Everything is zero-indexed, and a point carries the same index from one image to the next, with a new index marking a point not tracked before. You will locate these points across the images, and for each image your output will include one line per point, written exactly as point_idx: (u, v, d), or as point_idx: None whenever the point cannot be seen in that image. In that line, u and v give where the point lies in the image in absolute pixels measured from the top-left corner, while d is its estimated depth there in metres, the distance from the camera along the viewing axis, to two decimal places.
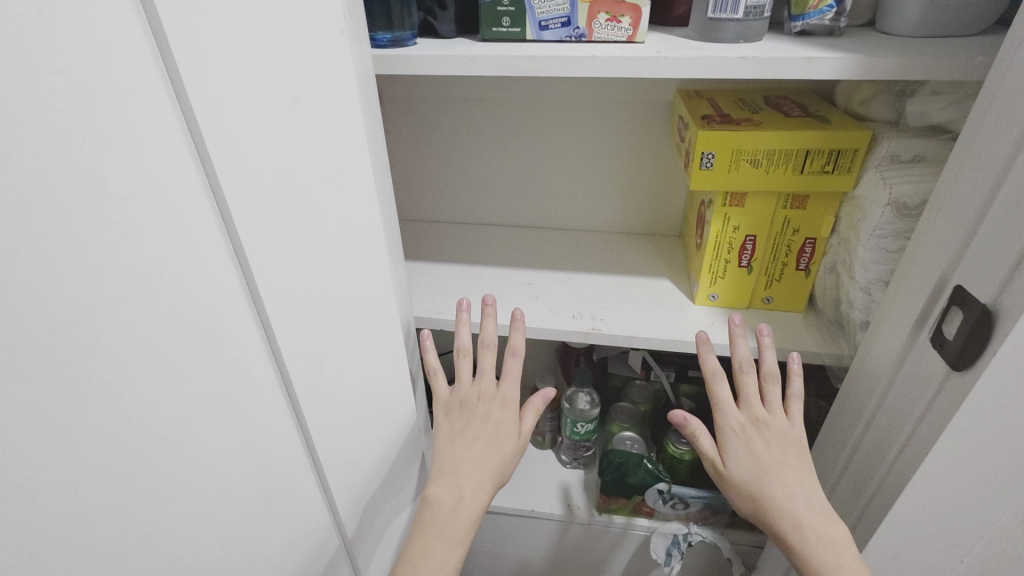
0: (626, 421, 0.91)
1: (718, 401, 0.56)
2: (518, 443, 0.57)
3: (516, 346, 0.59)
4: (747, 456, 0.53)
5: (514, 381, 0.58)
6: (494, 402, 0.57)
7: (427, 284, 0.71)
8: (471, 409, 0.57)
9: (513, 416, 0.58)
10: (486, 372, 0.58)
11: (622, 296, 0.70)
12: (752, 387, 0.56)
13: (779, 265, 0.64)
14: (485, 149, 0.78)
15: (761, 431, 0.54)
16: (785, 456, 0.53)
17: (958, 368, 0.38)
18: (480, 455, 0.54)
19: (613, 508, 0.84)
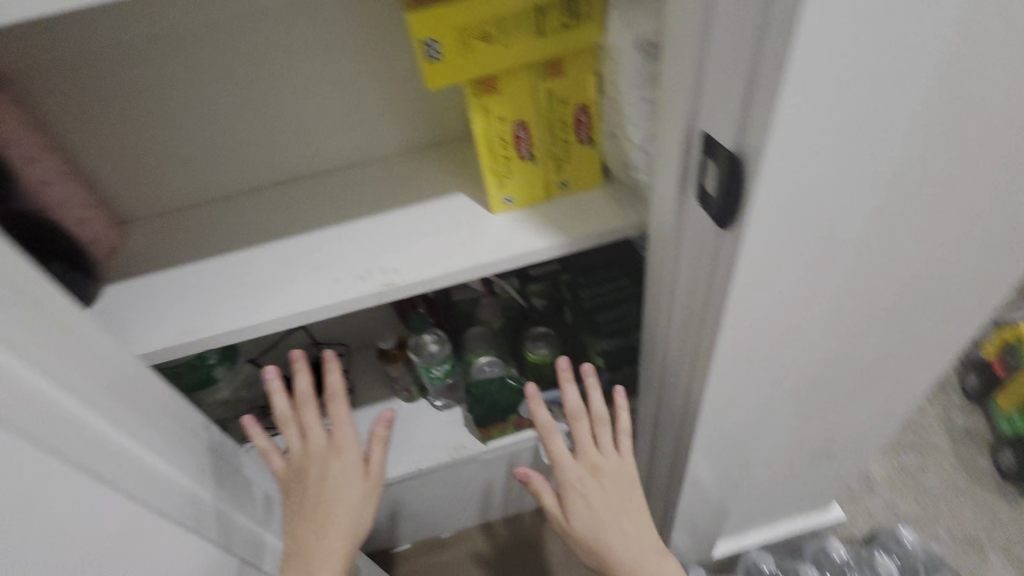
0: (482, 345, 0.84)
1: (558, 457, 0.64)
2: (366, 482, 0.62)
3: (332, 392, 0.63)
4: (584, 507, 0.63)
5: (339, 428, 0.62)
6: (327, 454, 0.61)
7: (176, 300, 0.57)
8: (306, 470, 0.61)
9: (352, 462, 0.62)
10: (313, 429, 0.63)
11: (413, 231, 0.59)
12: (585, 436, 0.64)
13: (563, 144, 0.56)
14: (194, 100, 0.60)
15: (595, 476, 0.63)
16: (615, 504, 0.62)
17: (726, 224, 0.34)
18: (329, 511, 0.59)
19: (496, 433, 0.84)
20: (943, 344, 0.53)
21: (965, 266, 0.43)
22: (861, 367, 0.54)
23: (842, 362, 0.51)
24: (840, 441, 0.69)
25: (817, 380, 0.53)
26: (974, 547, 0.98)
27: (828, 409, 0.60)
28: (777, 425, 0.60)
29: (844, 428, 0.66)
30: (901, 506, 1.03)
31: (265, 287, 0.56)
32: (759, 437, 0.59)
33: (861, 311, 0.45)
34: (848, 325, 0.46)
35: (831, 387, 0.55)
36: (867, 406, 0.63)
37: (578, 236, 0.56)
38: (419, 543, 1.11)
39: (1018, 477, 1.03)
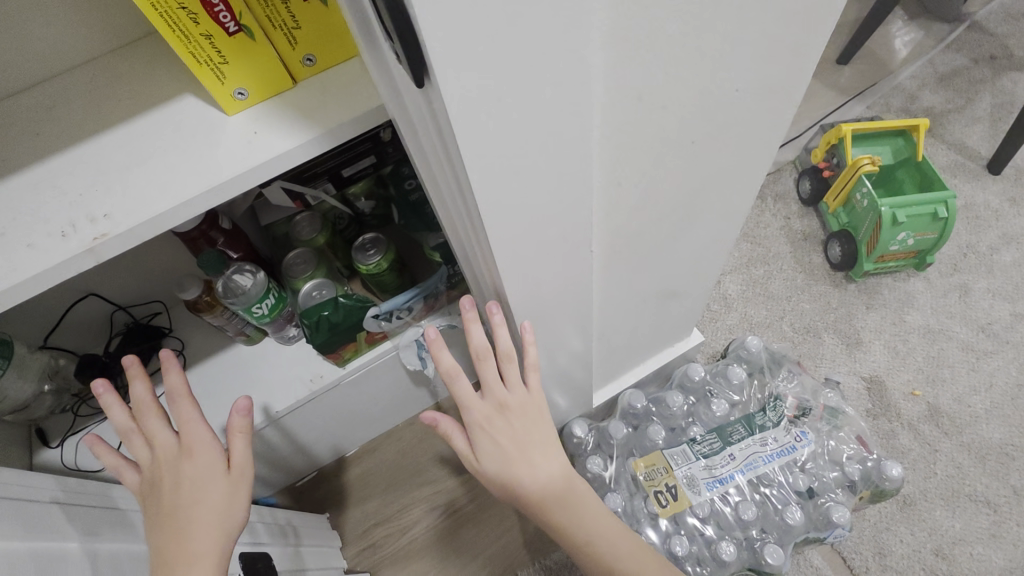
0: (307, 269, 0.73)
1: (462, 402, 0.58)
2: (230, 477, 0.52)
3: (170, 391, 0.53)
4: (493, 446, 0.60)
5: (185, 429, 0.52)
6: (176, 459, 0.52)
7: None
8: (157, 484, 0.51)
9: (208, 460, 0.52)
10: (158, 435, 0.53)
11: (130, 159, 0.46)
12: (492, 377, 0.57)
13: (278, 4, 0.43)
14: None
15: (502, 414, 0.60)
16: (522, 438, 0.60)
17: (419, 78, 0.26)
18: (187, 522, 0.49)
19: (349, 356, 0.76)
20: (746, 163, 0.51)
21: (740, 73, 0.38)
22: (669, 205, 0.51)
23: (646, 203, 0.48)
24: (678, 279, 0.70)
25: (626, 227, 0.50)
26: (811, 334, 1.11)
27: (652, 253, 0.58)
28: (604, 281, 0.58)
29: (678, 266, 0.66)
30: (753, 315, 1.13)
31: None
32: (589, 297, 0.57)
33: (643, 145, 0.40)
34: (636, 164, 0.42)
35: (646, 231, 0.53)
36: (693, 241, 0.62)
37: (338, 121, 0.45)
38: (322, 471, 1.09)
39: (844, 265, 1.14)
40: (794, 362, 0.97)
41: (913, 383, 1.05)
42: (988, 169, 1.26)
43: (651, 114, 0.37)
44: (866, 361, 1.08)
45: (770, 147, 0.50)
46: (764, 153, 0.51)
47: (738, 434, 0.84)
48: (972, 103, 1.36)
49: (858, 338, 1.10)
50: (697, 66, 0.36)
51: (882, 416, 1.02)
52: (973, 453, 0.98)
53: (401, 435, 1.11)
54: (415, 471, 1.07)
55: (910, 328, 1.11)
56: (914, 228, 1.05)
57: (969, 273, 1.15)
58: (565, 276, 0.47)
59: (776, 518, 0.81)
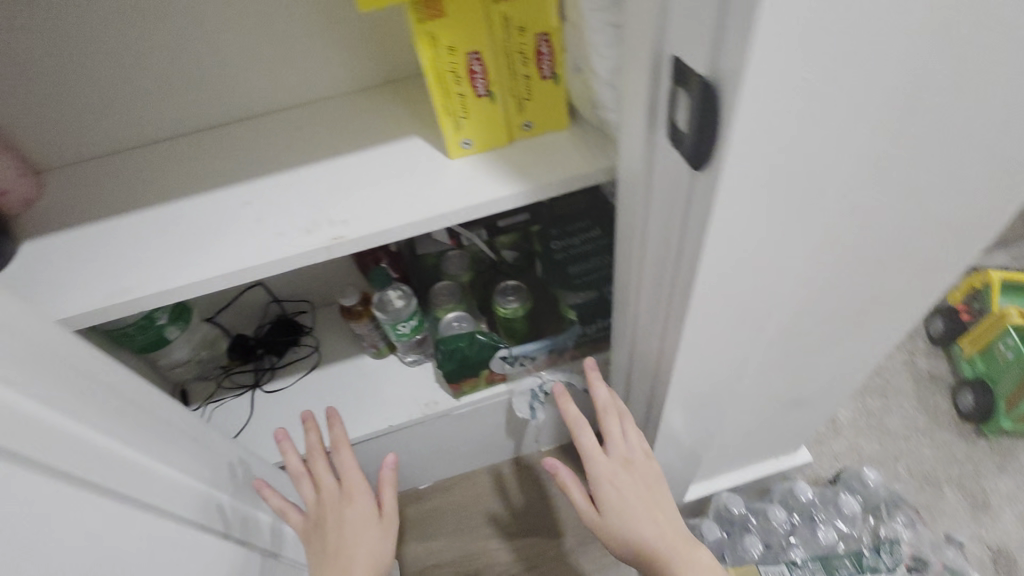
0: (450, 301, 0.80)
1: (589, 451, 0.62)
2: (382, 524, 0.60)
3: (338, 440, 0.63)
4: (619, 501, 0.60)
5: (349, 474, 0.61)
6: (341, 501, 0.60)
7: (91, 267, 0.50)
8: (325, 520, 0.59)
9: (366, 504, 0.60)
10: (325, 480, 0.62)
11: (364, 178, 0.54)
12: (615, 428, 0.62)
13: (522, 80, 0.50)
14: (105, 33, 0.53)
15: (628, 470, 0.62)
16: (649, 496, 0.61)
17: (698, 165, 0.30)
18: (351, 560, 0.56)
19: (466, 390, 0.81)
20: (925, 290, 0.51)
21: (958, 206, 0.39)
22: (838, 315, 0.51)
23: (820, 307, 0.49)
24: (810, 389, 0.69)
25: (792, 327, 0.51)
26: (929, 482, 1.02)
27: (801, 357, 0.58)
28: (749, 374, 0.58)
29: (816, 375, 0.65)
30: (864, 447, 1.06)
31: (196, 245, 0.51)
32: (731, 386, 0.58)
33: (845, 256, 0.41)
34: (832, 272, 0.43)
35: (805, 334, 0.53)
36: (841, 354, 0.61)
37: (545, 182, 0.52)
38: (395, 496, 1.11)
39: (975, 416, 1.06)
40: (912, 509, 0.89)
41: None
42: None
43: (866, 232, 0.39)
44: (992, 529, 0.97)
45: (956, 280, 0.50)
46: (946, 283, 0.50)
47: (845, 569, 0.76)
48: None
49: (984, 500, 1.00)
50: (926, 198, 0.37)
51: None
52: None
53: (476, 480, 1.12)
54: (483, 521, 1.07)
55: None
56: None
57: None
58: (730, 358, 0.49)
59: None
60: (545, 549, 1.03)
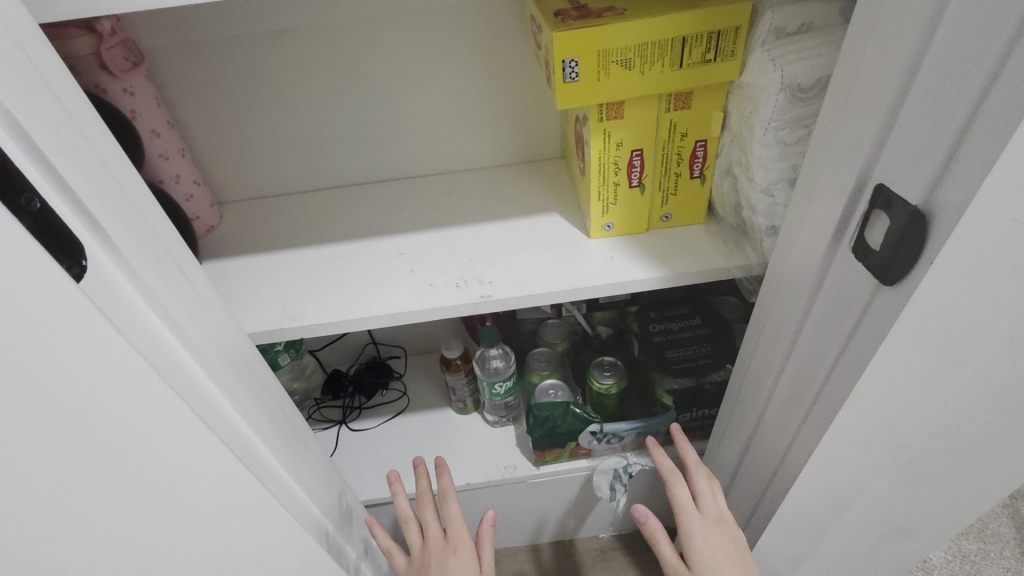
0: (545, 368, 0.82)
1: (679, 500, 0.60)
2: None
3: (445, 491, 0.65)
4: (713, 556, 0.56)
5: (454, 525, 0.62)
6: (445, 552, 0.61)
7: (263, 292, 0.57)
8: (424, 568, 0.61)
9: (467, 558, 0.60)
10: (432, 528, 0.64)
11: (509, 246, 0.59)
12: (705, 486, 0.61)
13: (672, 176, 0.56)
14: (306, 96, 0.62)
15: (720, 529, 0.58)
16: (745, 560, 0.56)
17: (887, 281, 0.32)
18: None
19: (549, 459, 0.80)
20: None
21: None
22: (976, 444, 0.50)
23: (963, 435, 0.48)
24: (921, 519, 0.65)
25: (931, 454, 0.49)
26: None
27: (927, 484, 0.56)
28: (874, 498, 0.55)
29: (935, 506, 0.62)
30: None
31: (355, 287, 0.56)
32: (852, 506, 0.55)
33: (1003, 384, 0.42)
34: (986, 399, 0.43)
35: (940, 463, 0.52)
36: (966, 485, 0.59)
37: (681, 271, 0.55)
38: None
39: None
40: None
41: None
42: None
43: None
44: None
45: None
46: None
47: None
48: None
49: None
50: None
51: None
52: None
53: (530, 559, 1.08)
54: None
55: None
56: None
57: None
58: (857, 471, 0.48)
59: None
60: None
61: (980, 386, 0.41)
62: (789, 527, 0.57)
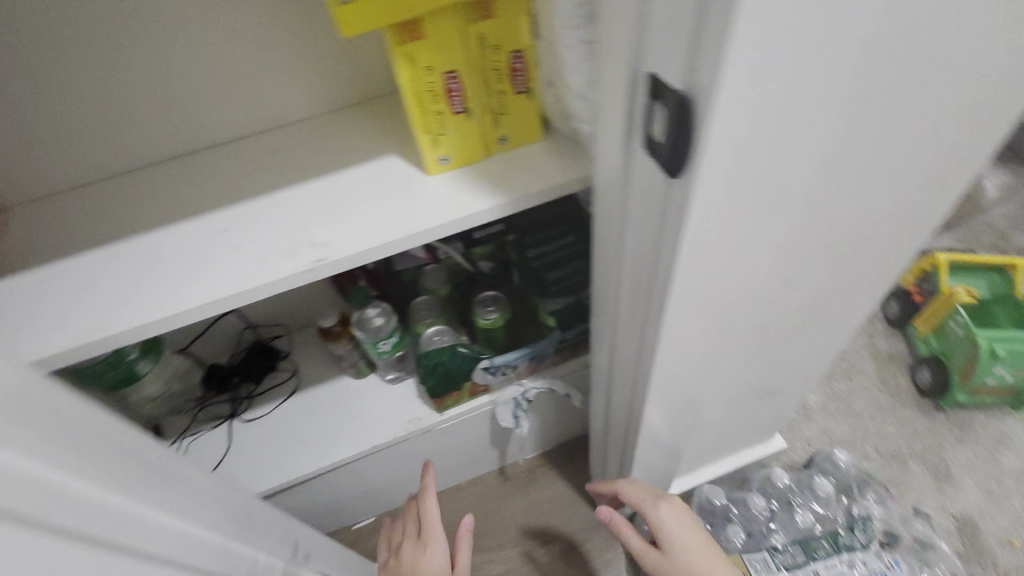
0: (430, 315, 0.80)
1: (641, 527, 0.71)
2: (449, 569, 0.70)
3: (424, 492, 0.75)
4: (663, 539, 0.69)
5: (429, 523, 0.73)
6: (418, 548, 0.72)
7: (63, 303, 0.49)
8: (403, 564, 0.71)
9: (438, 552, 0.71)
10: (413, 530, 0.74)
11: (344, 200, 0.55)
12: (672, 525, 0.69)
13: (497, 95, 0.53)
14: (61, 62, 0.51)
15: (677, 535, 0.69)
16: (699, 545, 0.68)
17: (676, 172, 0.31)
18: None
19: (450, 403, 0.80)
20: (888, 272, 0.54)
21: (905, 205, 0.42)
22: (807, 305, 0.54)
23: (792, 300, 0.52)
24: (782, 378, 0.72)
25: (768, 322, 0.53)
26: (898, 459, 1.08)
27: (776, 348, 0.61)
28: (730, 368, 0.60)
29: (791, 363, 0.68)
30: (833, 429, 1.12)
31: (176, 275, 0.50)
32: (713, 379, 0.60)
33: (816, 250, 0.44)
34: (804, 265, 0.45)
35: (780, 327, 0.56)
36: (811, 341, 0.65)
37: (523, 193, 0.54)
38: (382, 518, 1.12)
39: (933, 392, 1.13)
40: (881, 486, 0.94)
41: (1011, 531, 0.99)
42: None
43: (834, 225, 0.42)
44: (957, 499, 1.02)
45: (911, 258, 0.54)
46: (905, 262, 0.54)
47: (824, 550, 0.81)
48: None
49: (948, 471, 1.06)
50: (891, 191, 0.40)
51: (976, 561, 0.96)
52: None
53: (465, 493, 1.13)
54: (471, 536, 1.09)
55: (1003, 469, 1.05)
56: (1014, 366, 1.03)
57: None
58: (703, 356, 0.51)
59: None
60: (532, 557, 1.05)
61: (792, 255, 0.43)
62: (662, 413, 0.61)
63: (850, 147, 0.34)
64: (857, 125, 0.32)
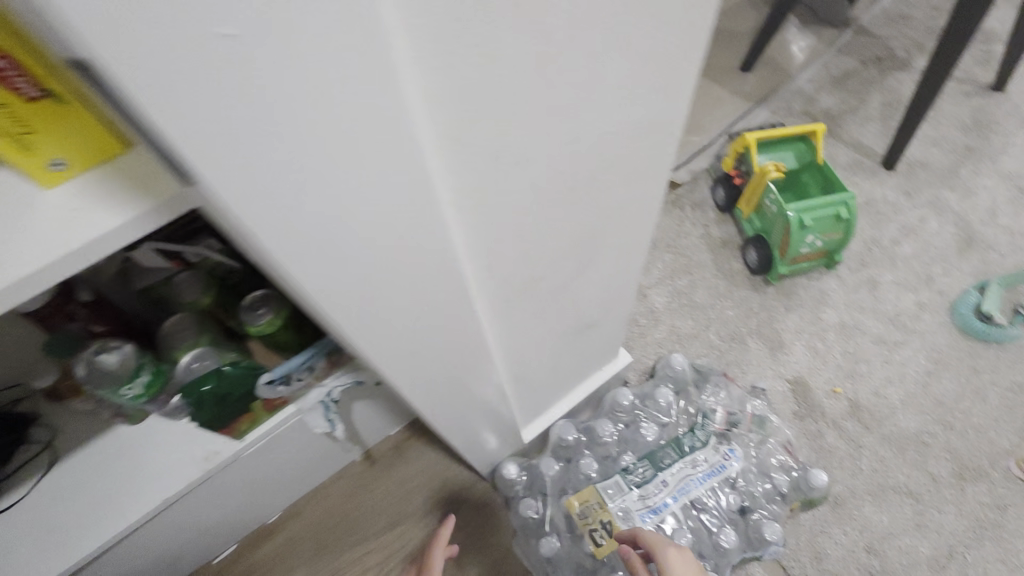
0: (189, 336, 0.66)
1: None
2: None
3: None
4: None
5: None
6: None
7: None
8: None
9: None
10: None
11: None
12: None
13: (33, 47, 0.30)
14: None
15: None
16: None
17: None
18: None
19: (245, 427, 0.69)
20: (643, 184, 0.49)
21: (579, 133, 0.38)
22: (561, 237, 0.48)
23: (535, 235, 0.45)
24: (588, 312, 0.68)
25: (516, 263, 0.47)
26: (737, 340, 1.13)
27: (555, 288, 0.55)
28: (506, 317, 0.54)
29: (589, 296, 0.64)
30: (680, 327, 1.15)
31: None
32: (488, 330, 0.54)
33: (511, 172, 0.37)
34: (509, 193, 0.38)
35: (541, 266, 0.50)
36: (599, 272, 0.60)
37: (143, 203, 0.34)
38: (247, 541, 1.03)
39: (761, 269, 1.17)
40: (719, 376, 0.98)
41: (834, 380, 1.08)
42: (883, 166, 1.31)
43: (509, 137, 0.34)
44: (789, 364, 1.10)
45: (662, 164, 0.49)
46: (658, 171, 0.49)
47: (669, 458, 0.84)
48: (864, 104, 1.41)
49: (780, 340, 1.13)
50: (557, 83, 0.33)
51: (808, 416, 1.04)
52: (894, 444, 1.01)
53: (332, 489, 1.06)
54: (348, 530, 1.03)
55: (826, 325, 1.13)
56: (821, 231, 1.08)
57: (876, 267, 1.18)
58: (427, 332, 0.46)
59: (710, 540, 0.81)
60: (415, 533, 1.02)
61: (477, 183, 0.35)
62: (428, 389, 0.58)
63: (436, 79, 0.28)
64: (416, 49, 0.26)
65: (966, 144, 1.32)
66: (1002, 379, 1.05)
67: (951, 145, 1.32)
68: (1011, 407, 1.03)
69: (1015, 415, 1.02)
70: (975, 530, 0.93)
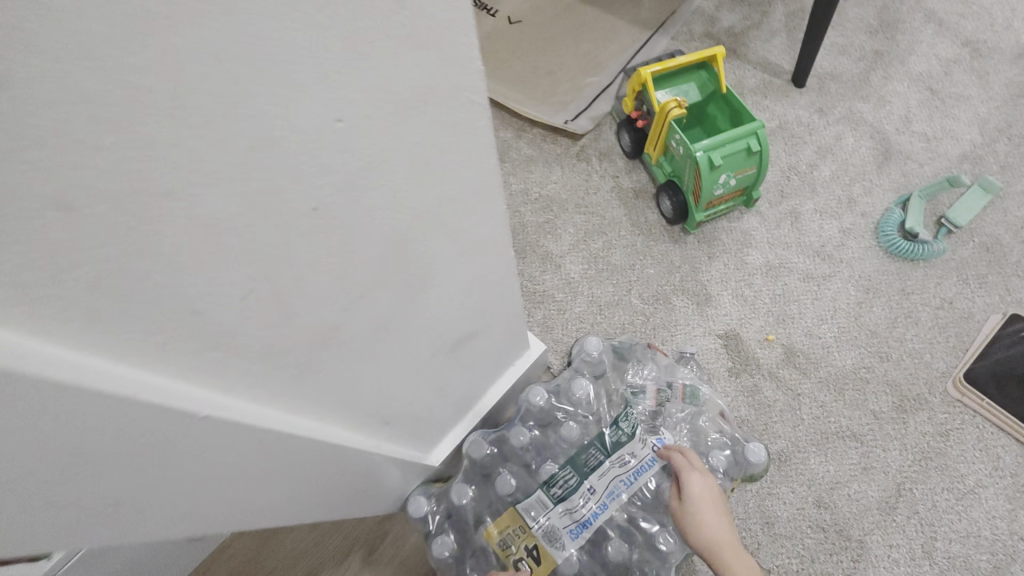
0: None
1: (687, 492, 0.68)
2: None
3: None
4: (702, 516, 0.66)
5: None
6: None
7: None
8: None
9: None
10: None
11: None
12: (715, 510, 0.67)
13: None
14: None
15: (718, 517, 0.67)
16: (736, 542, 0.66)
17: None
18: None
19: None
20: (450, 157, 0.35)
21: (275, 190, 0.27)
22: (338, 251, 0.33)
23: (277, 256, 0.30)
24: (451, 329, 0.56)
25: (259, 303, 0.31)
26: (662, 301, 1.03)
27: (368, 314, 0.41)
28: (293, 372, 0.39)
29: (441, 307, 0.51)
30: (599, 295, 1.04)
31: None
32: (267, 397, 0.38)
33: (93, 173, 0.20)
34: (121, 209, 0.22)
35: (326, 297, 0.35)
36: (442, 280, 0.46)
37: None
38: None
39: (677, 218, 1.06)
40: (641, 350, 0.88)
41: (766, 327, 1.00)
42: (793, 84, 1.21)
43: (80, 145, 0.19)
44: (718, 318, 1.01)
45: (472, 127, 0.35)
46: (474, 140, 0.36)
47: (593, 459, 0.74)
48: (767, 16, 1.29)
49: (707, 293, 1.03)
50: (174, 91, 0.21)
51: (743, 372, 0.96)
52: (832, 387, 0.95)
53: (232, 549, 0.92)
54: None
55: (751, 268, 1.04)
56: (734, 168, 0.97)
57: (796, 197, 1.09)
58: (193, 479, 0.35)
59: (645, 538, 0.73)
60: None
61: (5, 203, 0.19)
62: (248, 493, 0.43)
63: None
64: None
65: (874, 49, 1.23)
66: (932, 298, 1.00)
67: (859, 52, 1.23)
68: (943, 327, 0.97)
69: (947, 334, 0.97)
70: (921, 463, 0.89)
